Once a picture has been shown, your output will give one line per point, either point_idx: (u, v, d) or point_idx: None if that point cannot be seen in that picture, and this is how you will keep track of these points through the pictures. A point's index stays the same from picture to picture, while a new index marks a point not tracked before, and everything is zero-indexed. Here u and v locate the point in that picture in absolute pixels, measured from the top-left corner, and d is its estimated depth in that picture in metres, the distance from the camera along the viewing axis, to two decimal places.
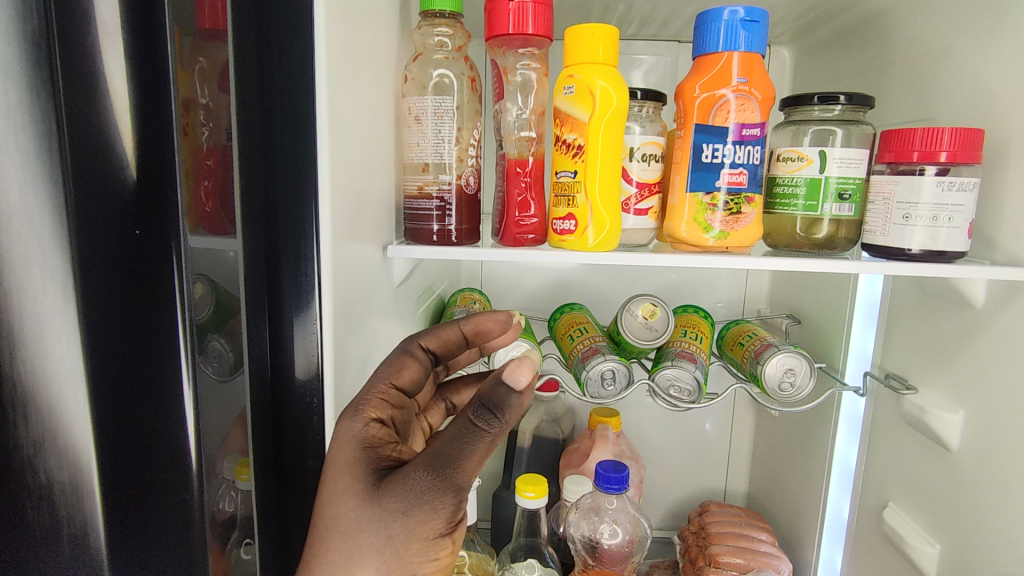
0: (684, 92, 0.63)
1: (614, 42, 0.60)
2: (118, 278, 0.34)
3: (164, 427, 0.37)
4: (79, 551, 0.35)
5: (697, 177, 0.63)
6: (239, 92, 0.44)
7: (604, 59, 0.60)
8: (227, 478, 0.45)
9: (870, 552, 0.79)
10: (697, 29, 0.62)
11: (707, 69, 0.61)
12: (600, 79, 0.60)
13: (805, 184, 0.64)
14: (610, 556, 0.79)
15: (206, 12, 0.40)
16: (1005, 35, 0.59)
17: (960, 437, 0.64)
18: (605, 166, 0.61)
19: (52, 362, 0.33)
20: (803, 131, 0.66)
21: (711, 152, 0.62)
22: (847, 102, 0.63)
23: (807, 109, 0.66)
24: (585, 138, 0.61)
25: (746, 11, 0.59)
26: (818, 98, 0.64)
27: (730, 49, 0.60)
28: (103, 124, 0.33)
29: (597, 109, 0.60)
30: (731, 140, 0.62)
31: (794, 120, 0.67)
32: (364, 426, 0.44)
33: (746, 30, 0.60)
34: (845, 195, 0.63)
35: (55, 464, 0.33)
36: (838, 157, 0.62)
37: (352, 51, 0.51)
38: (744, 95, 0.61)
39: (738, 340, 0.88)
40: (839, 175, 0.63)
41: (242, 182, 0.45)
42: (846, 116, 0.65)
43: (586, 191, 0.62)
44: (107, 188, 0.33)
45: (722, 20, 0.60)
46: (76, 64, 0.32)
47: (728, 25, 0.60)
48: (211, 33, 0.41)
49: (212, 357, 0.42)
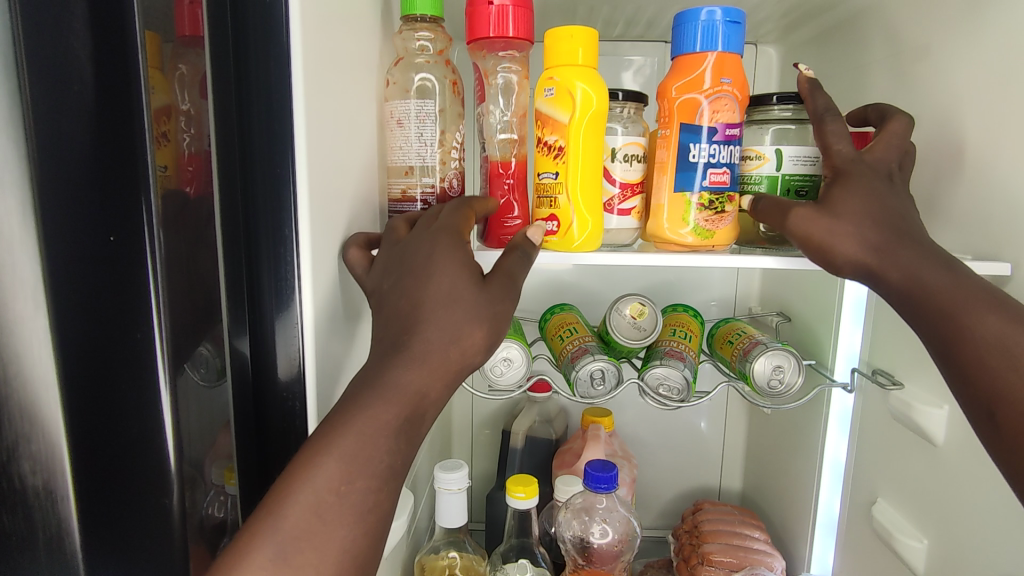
0: (666, 89, 0.63)
1: (594, 45, 0.61)
2: (92, 284, 0.35)
3: (138, 430, 0.38)
4: (55, 553, 0.36)
5: (680, 176, 0.64)
6: (216, 99, 0.46)
7: (585, 61, 0.60)
8: (215, 484, 0.48)
9: (861, 548, 0.79)
10: (674, 29, 0.62)
11: (686, 70, 0.62)
12: (582, 82, 0.60)
13: (764, 182, 0.65)
14: (601, 556, 0.80)
15: (185, 17, 0.42)
16: (984, 33, 0.60)
17: (945, 432, 0.65)
18: (585, 167, 0.62)
19: (28, 368, 0.34)
20: (764, 131, 0.68)
21: (698, 152, 0.63)
22: (805, 102, 0.64)
23: (766, 109, 0.67)
24: (565, 139, 0.62)
25: (723, 11, 0.60)
26: (777, 99, 0.65)
27: (709, 49, 0.60)
28: (73, 140, 0.34)
29: (578, 110, 0.61)
30: (716, 139, 0.62)
31: (754, 121, 0.68)
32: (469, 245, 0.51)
33: (725, 30, 0.60)
34: (801, 192, 0.64)
35: (29, 467, 0.34)
36: (792, 154, 0.64)
37: (330, 55, 0.52)
38: (725, 94, 0.61)
39: (726, 338, 0.88)
40: (794, 174, 0.64)
41: (222, 185, 0.47)
42: (804, 114, 0.66)
43: (568, 192, 0.62)
44: (78, 197, 0.34)
45: (699, 21, 0.60)
46: (45, 79, 0.32)
47: (705, 25, 0.60)
48: (193, 39, 0.43)
49: (200, 364, 0.44)
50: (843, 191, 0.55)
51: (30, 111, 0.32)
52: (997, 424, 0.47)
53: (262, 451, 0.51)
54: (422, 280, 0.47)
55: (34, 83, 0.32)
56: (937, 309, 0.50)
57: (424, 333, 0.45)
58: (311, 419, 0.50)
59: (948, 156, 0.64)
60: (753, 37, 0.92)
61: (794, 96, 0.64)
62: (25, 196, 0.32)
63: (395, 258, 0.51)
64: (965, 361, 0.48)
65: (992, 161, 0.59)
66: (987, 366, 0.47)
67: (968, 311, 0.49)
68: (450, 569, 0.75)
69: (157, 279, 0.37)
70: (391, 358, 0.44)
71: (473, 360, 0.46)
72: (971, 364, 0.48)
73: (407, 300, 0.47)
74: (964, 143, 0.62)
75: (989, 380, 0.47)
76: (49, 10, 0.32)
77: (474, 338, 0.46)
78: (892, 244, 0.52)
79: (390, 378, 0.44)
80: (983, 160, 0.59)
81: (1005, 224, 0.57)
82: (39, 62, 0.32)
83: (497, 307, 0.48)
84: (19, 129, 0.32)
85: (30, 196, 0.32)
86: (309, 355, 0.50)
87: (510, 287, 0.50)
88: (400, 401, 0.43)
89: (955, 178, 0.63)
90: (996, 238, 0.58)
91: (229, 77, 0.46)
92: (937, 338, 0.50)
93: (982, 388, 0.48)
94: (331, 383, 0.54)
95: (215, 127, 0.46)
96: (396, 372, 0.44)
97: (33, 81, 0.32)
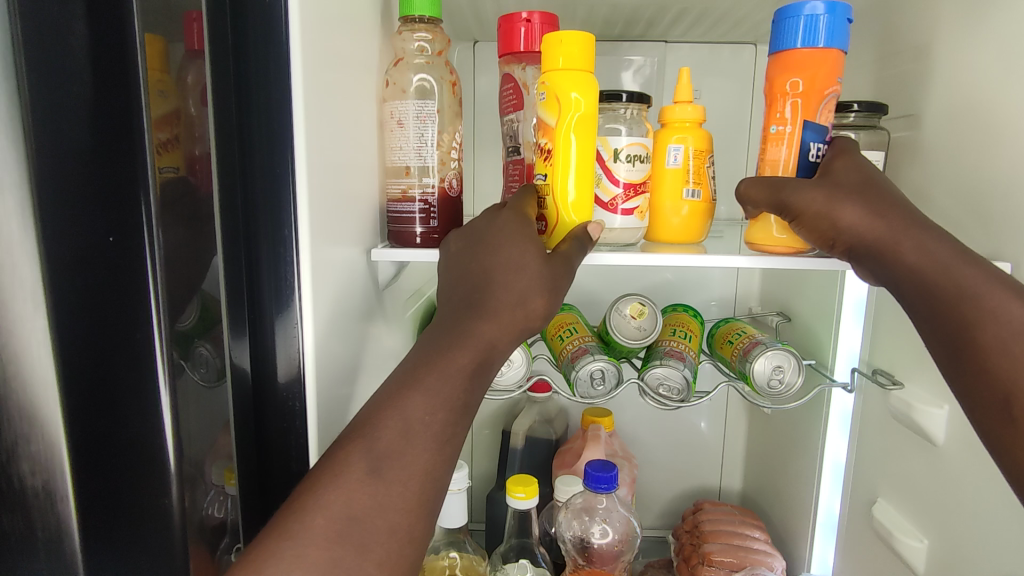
0: (775, 84, 0.62)
1: (589, 50, 0.60)
2: (92, 284, 0.35)
3: (137, 433, 0.38)
4: (54, 553, 0.36)
5: (799, 177, 0.63)
6: (215, 103, 0.45)
7: (581, 64, 0.60)
8: (215, 485, 0.47)
9: (861, 549, 0.79)
10: (777, 24, 0.61)
11: (794, 66, 0.61)
12: (576, 90, 0.60)
13: None
14: (601, 556, 0.80)
15: (193, 32, 0.42)
16: (982, 32, 0.60)
17: (944, 432, 0.65)
18: (574, 168, 0.62)
19: (29, 367, 0.34)
20: None
21: (817, 151, 0.62)
22: (860, 109, 0.64)
23: None
24: (552, 142, 0.62)
25: (826, 3, 0.59)
26: (835, 107, 0.65)
27: (812, 43, 0.60)
28: (72, 141, 0.34)
29: (565, 114, 0.61)
30: (829, 138, 0.62)
31: None
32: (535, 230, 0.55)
33: (827, 26, 0.60)
34: None
35: (29, 467, 0.34)
36: None
37: (330, 55, 0.52)
38: (835, 95, 0.61)
39: (727, 338, 0.88)
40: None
41: (221, 184, 0.46)
42: (860, 122, 0.66)
43: (555, 193, 0.62)
44: (78, 199, 0.34)
45: (802, 16, 0.59)
46: (43, 80, 0.33)
47: (808, 21, 0.59)
48: (198, 52, 0.43)
49: (199, 363, 0.44)
50: (868, 175, 0.58)
51: (29, 114, 0.32)
52: (1014, 415, 0.49)
53: (261, 450, 0.51)
54: (497, 249, 0.53)
55: (33, 90, 0.32)
56: (955, 290, 0.52)
57: (496, 296, 0.50)
58: (311, 420, 0.51)
59: (946, 156, 0.64)
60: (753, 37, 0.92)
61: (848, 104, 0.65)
62: (24, 197, 0.32)
63: (472, 230, 0.56)
64: (973, 345, 0.51)
65: (992, 161, 0.59)
66: (990, 358, 0.50)
67: (987, 292, 0.51)
68: (450, 569, 0.75)
69: (157, 281, 0.37)
70: (473, 315, 0.49)
71: (473, 370, 0.46)
72: (988, 352, 0.50)
73: (478, 268, 0.52)
74: (960, 143, 0.62)
75: (1010, 372, 0.49)
76: (48, 13, 0.32)
77: (537, 306, 0.51)
78: (926, 231, 0.54)
79: (469, 330, 0.48)
80: (982, 158, 0.60)
81: (1004, 223, 0.57)
82: (39, 64, 0.32)
83: (558, 279, 0.53)
84: (18, 131, 0.32)
85: (29, 196, 0.32)
86: (308, 355, 0.49)
87: (568, 267, 0.54)
88: (470, 352, 0.47)
89: (954, 177, 0.63)
90: (996, 237, 0.58)
91: (229, 77, 0.46)
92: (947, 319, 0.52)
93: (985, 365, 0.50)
94: (332, 384, 0.54)
95: (216, 128, 0.45)
96: (474, 325, 0.48)
97: (33, 82, 0.32)
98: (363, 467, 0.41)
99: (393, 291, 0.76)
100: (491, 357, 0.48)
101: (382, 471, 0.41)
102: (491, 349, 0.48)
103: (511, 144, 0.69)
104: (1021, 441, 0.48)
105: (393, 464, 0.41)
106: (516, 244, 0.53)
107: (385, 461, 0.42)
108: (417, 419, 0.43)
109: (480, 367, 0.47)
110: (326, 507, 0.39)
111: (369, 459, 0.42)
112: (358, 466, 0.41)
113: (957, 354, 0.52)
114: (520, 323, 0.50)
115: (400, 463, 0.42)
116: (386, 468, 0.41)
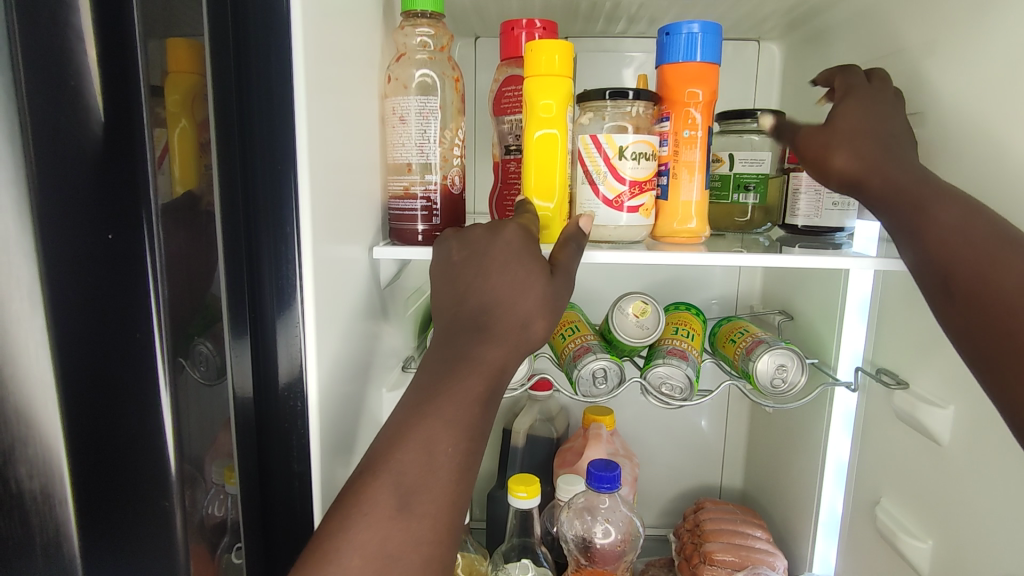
0: (675, 93, 0.66)
1: (568, 56, 0.61)
2: (94, 278, 0.35)
3: (135, 430, 0.37)
4: (53, 558, 0.35)
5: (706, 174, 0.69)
6: (215, 100, 0.44)
7: (559, 69, 0.61)
8: (215, 483, 0.47)
9: (864, 548, 0.79)
10: (660, 42, 0.67)
11: (683, 73, 0.66)
12: (546, 97, 0.62)
13: (718, 179, 0.76)
14: (604, 556, 0.79)
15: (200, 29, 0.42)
16: (992, 28, 0.59)
17: (950, 430, 0.64)
18: (546, 169, 0.64)
19: (22, 370, 0.33)
20: (732, 141, 0.76)
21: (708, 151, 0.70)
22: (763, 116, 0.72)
23: (745, 121, 0.75)
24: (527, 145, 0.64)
25: (701, 24, 0.64)
26: (760, 114, 0.73)
27: (692, 57, 0.65)
28: (72, 141, 0.33)
29: (535, 119, 0.63)
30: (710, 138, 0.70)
31: (732, 130, 0.76)
32: (530, 238, 0.55)
33: (705, 40, 0.65)
34: (749, 187, 0.74)
35: (25, 472, 0.33)
36: (741, 157, 0.73)
37: (331, 50, 0.51)
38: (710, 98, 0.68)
39: (729, 336, 0.87)
40: (744, 171, 0.74)
41: (221, 178, 0.45)
42: (763, 127, 0.75)
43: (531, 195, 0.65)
44: (71, 194, 0.33)
45: (682, 33, 0.65)
46: (40, 72, 0.32)
47: (688, 37, 0.65)
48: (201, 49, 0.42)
49: (199, 361, 0.44)
50: (868, 115, 0.60)
51: (27, 106, 0.31)
52: (948, 288, 0.55)
53: (262, 451, 0.50)
54: (501, 265, 0.52)
55: (32, 85, 0.32)
56: (913, 202, 0.56)
57: (502, 318, 0.49)
58: (313, 423, 0.50)
59: (954, 154, 0.63)
60: (756, 33, 0.92)
61: (752, 112, 0.73)
62: (18, 192, 0.31)
63: (475, 241, 0.54)
64: (929, 239, 0.55)
65: (999, 160, 0.58)
66: (943, 241, 0.54)
67: (934, 201, 0.55)
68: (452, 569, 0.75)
69: (157, 281, 0.37)
70: (476, 337, 0.49)
71: (488, 394, 0.47)
72: (934, 243, 0.55)
73: (480, 287, 0.51)
74: (968, 143, 0.61)
75: (945, 251, 0.54)
76: (45, 3, 0.32)
77: (540, 329, 0.51)
78: (890, 155, 0.58)
79: (476, 356, 0.48)
80: (990, 158, 0.59)
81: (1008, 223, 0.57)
82: (37, 57, 0.32)
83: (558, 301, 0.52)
84: (18, 123, 0.31)
85: (24, 191, 0.32)
86: (310, 356, 0.49)
87: (568, 281, 0.54)
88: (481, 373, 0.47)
89: (961, 177, 0.62)
90: None
91: (230, 73, 0.46)
92: (901, 218, 0.57)
93: (937, 253, 0.55)
94: (335, 384, 0.53)
95: (217, 126, 0.44)
96: (480, 349, 0.48)
97: (30, 72, 0.31)
98: (393, 503, 0.43)
99: (394, 290, 0.75)
100: (501, 381, 0.48)
101: (411, 507, 0.43)
102: (502, 371, 0.48)
103: (512, 144, 0.70)
104: (977, 321, 0.53)
105: (414, 503, 0.43)
106: (519, 262, 0.52)
107: (413, 497, 0.43)
108: (435, 439, 0.44)
109: (495, 385, 0.48)
110: (363, 547, 0.41)
111: (400, 493, 0.43)
112: (388, 503, 0.43)
113: (905, 247, 0.57)
114: (525, 345, 0.50)
115: (429, 496, 0.43)
116: (415, 503, 0.43)
